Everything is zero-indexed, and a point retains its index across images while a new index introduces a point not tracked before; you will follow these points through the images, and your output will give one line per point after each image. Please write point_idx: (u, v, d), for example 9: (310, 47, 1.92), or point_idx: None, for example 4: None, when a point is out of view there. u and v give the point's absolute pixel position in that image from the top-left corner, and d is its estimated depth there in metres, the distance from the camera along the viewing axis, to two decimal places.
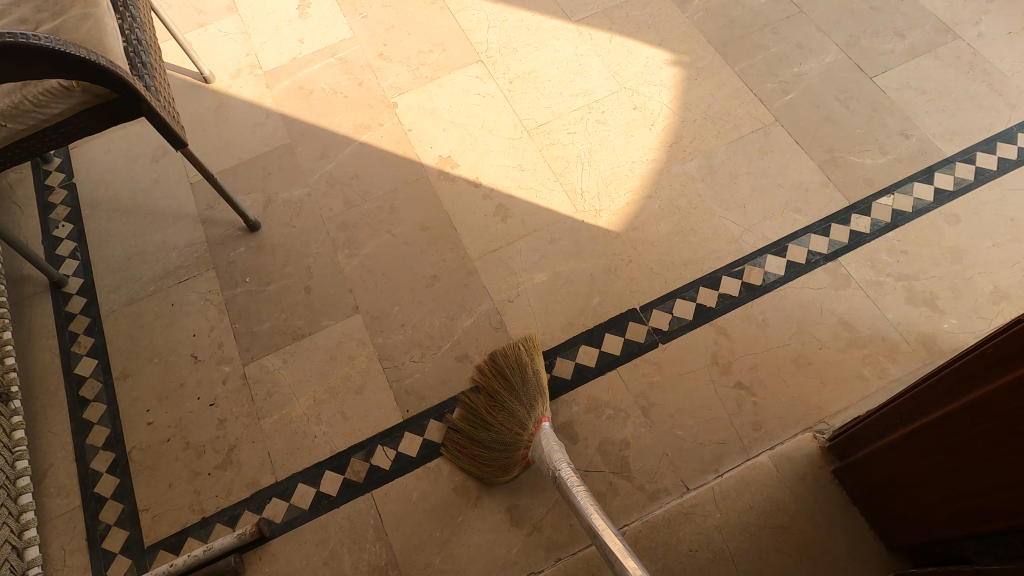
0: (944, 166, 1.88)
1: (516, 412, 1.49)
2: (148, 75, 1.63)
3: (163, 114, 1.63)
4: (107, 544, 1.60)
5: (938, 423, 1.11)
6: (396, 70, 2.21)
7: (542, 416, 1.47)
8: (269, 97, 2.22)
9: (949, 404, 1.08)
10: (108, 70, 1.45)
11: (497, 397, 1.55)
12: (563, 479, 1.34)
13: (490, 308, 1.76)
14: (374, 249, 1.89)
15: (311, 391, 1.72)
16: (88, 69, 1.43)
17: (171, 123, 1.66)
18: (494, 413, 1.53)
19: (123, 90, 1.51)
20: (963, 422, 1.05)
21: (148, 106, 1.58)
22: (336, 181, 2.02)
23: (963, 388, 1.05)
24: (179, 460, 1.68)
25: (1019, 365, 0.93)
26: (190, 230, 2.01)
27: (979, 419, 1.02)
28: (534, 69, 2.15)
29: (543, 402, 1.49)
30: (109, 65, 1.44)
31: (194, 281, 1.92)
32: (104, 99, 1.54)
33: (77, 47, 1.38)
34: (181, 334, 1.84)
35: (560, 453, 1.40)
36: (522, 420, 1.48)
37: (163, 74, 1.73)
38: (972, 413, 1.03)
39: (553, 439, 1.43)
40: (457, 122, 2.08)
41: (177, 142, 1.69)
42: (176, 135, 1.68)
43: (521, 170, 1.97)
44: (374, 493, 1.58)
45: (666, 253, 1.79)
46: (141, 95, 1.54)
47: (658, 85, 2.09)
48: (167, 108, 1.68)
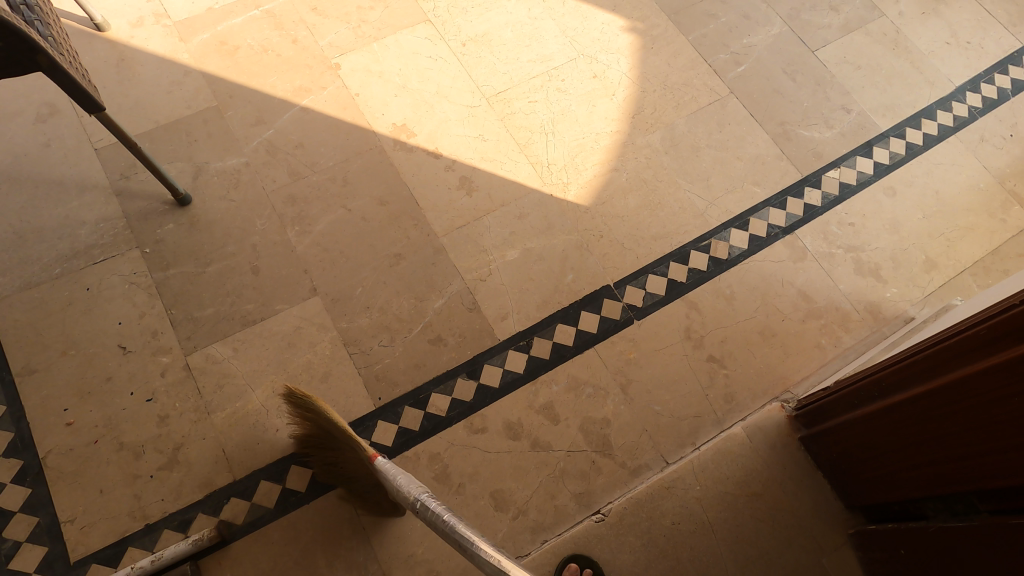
0: (881, 141, 2.00)
1: (361, 466, 1.37)
2: (39, 22, 1.37)
3: (71, 73, 1.37)
4: (15, 564, 1.40)
5: (918, 397, 1.18)
6: (334, 27, 2.01)
7: (373, 452, 1.32)
8: (185, 52, 1.95)
9: (930, 382, 1.16)
10: (3, 20, 1.19)
11: (312, 430, 1.41)
12: (423, 506, 1.17)
13: (462, 288, 1.69)
14: (328, 226, 1.74)
15: (268, 382, 1.57)
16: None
17: (84, 85, 1.41)
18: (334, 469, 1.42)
19: (20, 42, 1.26)
20: (943, 397, 1.12)
21: (51, 62, 1.32)
22: (277, 150, 1.84)
23: (947, 367, 1.12)
24: (112, 462, 1.49)
25: (1004, 348, 1.00)
26: (102, 202, 1.75)
27: (957, 396, 1.09)
28: (488, 32, 2.04)
29: (361, 441, 1.32)
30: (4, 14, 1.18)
31: (113, 261, 1.69)
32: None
33: None
34: (104, 323, 1.62)
35: (420, 486, 1.22)
36: (363, 464, 1.36)
37: (57, 21, 1.46)
38: (952, 389, 1.10)
39: (403, 473, 1.27)
40: (409, 87, 1.94)
41: (92, 106, 1.45)
42: (91, 99, 1.43)
43: (483, 140, 1.87)
44: (347, 487, 1.49)
45: (635, 227, 1.78)
46: (42, 49, 1.29)
47: (616, 53, 2.05)
48: (74, 65, 1.42)
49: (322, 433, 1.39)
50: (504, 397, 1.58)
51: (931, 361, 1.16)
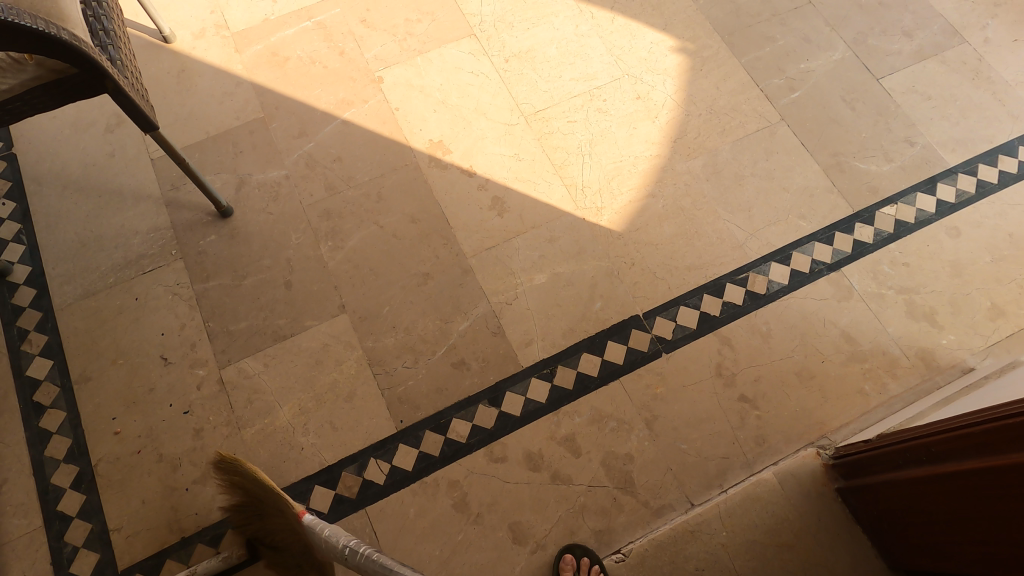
0: (947, 176, 1.88)
1: (281, 517, 1.30)
2: (113, 46, 1.42)
3: (132, 95, 1.41)
4: (75, 568, 1.47)
5: (974, 474, 1.09)
6: (381, 40, 2.01)
7: (300, 509, 1.24)
8: (239, 63, 1.98)
9: (987, 458, 1.07)
10: (70, 45, 1.24)
11: (243, 496, 1.37)
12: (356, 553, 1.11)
13: (487, 311, 1.68)
14: (360, 242, 1.76)
15: (296, 399, 1.60)
16: (44, 44, 1.21)
17: (140, 105, 1.44)
18: (251, 513, 1.38)
19: (87, 67, 1.30)
20: (1003, 477, 1.03)
21: (115, 85, 1.36)
22: (315, 163, 1.85)
23: (1007, 447, 1.03)
24: (152, 473, 1.54)
25: None
26: (153, 213, 1.81)
27: (1016, 479, 1.00)
28: (532, 48, 2.01)
29: (289, 498, 1.25)
30: (71, 40, 1.23)
31: (160, 272, 1.74)
32: (61, 73, 1.33)
33: (34, 18, 1.17)
34: (148, 333, 1.67)
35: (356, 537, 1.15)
36: (289, 521, 1.29)
37: (128, 46, 1.52)
38: (1010, 471, 1.02)
39: (331, 526, 1.20)
40: (449, 102, 1.93)
41: (148, 127, 1.48)
42: (146, 119, 1.46)
43: (519, 160, 1.86)
44: (368, 510, 1.50)
45: (670, 257, 1.77)
46: (106, 72, 1.33)
47: (662, 74, 2.00)
48: (136, 88, 1.46)
49: (252, 496, 1.36)
50: (525, 426, 1.57)
51: (990, 437, 1.07)
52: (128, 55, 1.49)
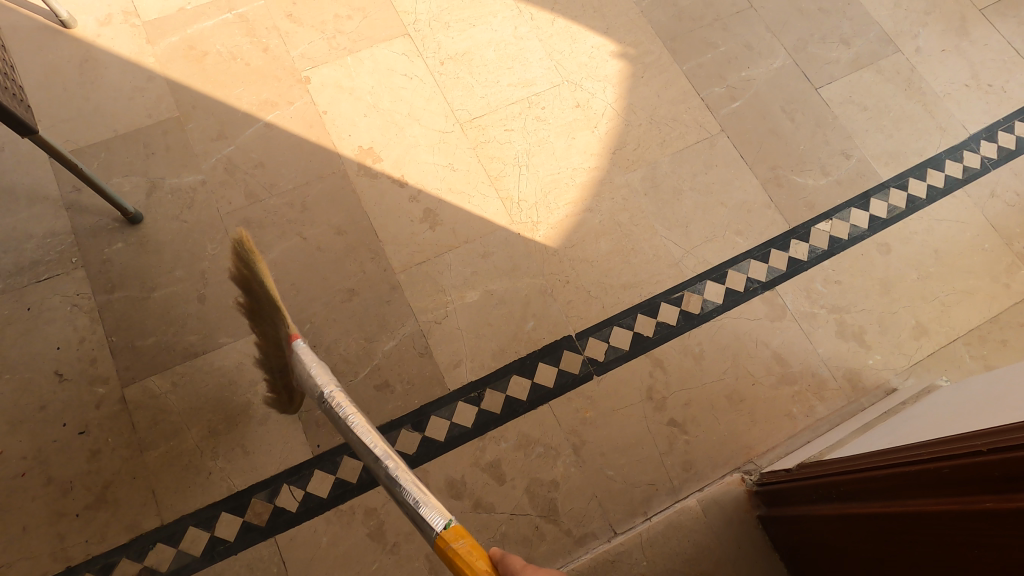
0: (880, 191, 1.87)
1: (278, 352, 1.23)
2: None
3: (2, 97, 1.21)
4: None
5: (877, 516, 1.07)
6: (308, 36, 1.90)
7: (292, 332, 1.15)
8: (151, 55, 1.85)
9: (891, 502, 1.05)
10: None
11: (248, 297, 1.21)
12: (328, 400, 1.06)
13: (414, 330, 1.63)
14: (280, 255, 1.67)
15: (205, 420, 1.50)
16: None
17: (15, 108, 1.25)
18: (270, 341, 1.23)
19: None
20: (904, 523, 1.01)
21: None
22: (236, 168, 1.74)
23: (909, 493, 1.02)
24: (37, 498, 1.41)
25: (973, 493, 0.90)
26: (51, 216, 1.66)
27: (917, 527, 0.99)
28: (468, 51, 1.92)
29: (286, 318, 1.15)
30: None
31: (56, 281, 1.59)
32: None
33: None
34: (42, 346, 1.53)
35: (333, 378, 1.10)
36: (284, 356, 1.22)
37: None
38: (912, 519, 1.00)
39: (320, 363, 1.13)
40: (380, 106, 1.83)
41: (26, 130, 1.29)
42: (23, 122, 1.27)
43: (453, 170, 1.79)
44: (278, 539, 1.42)
45: (605, 275, 1.72)
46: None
47: (603, 81, 1.94)
48: (6, 85, 1.26)
49: (257, 310, 1.20)
50: (448, 452, 1.52)
51: (894, 480, 1.05)
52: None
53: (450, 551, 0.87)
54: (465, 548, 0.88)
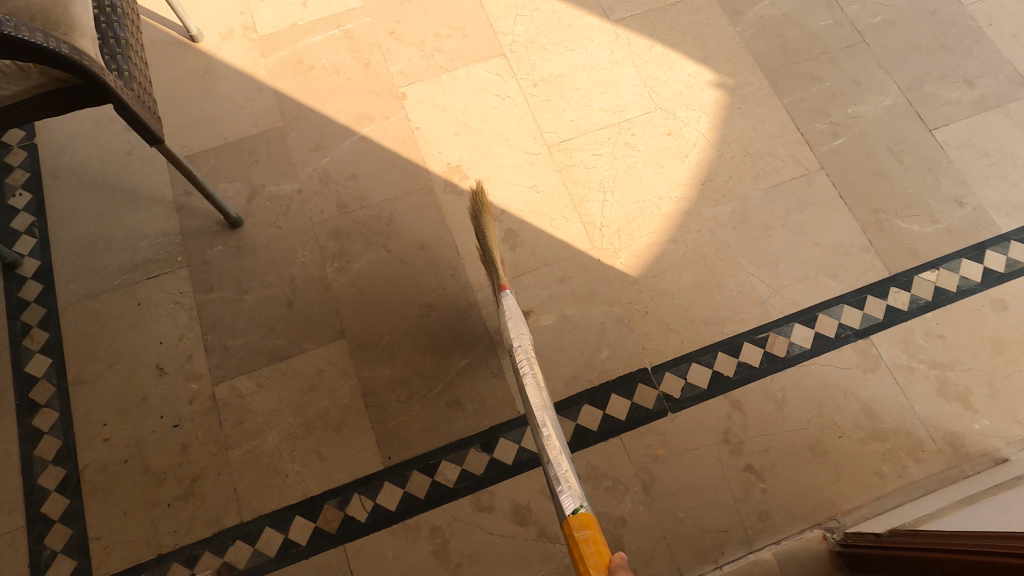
0: (997, 243, 1.73)
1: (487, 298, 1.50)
2: (123, 56, 1.33)
3: (135, 108, 1.31)
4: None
5: None
6: (408, 54, 1.95)
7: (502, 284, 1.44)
8: (263, 68, 1.95)
9: None
10: (79, 65, 1.19)
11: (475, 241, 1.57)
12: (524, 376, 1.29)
13: (490, 350, 1.64)
14: (366, 265, 1.72)
15: (286, 423, 1.56)
16: (45, 56, 1.16)
17: (148, 119, 1.36)
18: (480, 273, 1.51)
19: (87, 79, 1.22)
20: None
21: (117, 99, 1.27)
22: (330, 179, 1.81)
23: None
24: (134, 484, 1.53)
25: None
26: (163, 217, 1.80)
27: None
28: (562, 73, 1.94)
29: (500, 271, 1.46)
30: (73, 54, 1.17)
31: (164, 279, 1.72)
32: (64, 82, 1.25)
33: (43, 36, 1.13)
34: (147, 340, 1.65)
35: (529, 351, 1.33)
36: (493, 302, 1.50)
37: (142, 55, 1.41)
38: None
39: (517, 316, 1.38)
40: (471, 125, 1.87)
41: (153, 139, 1.39)
42: (151, 132, 1.37)
43: (537, 192, 1.81)
44: (346, 548, 1.46)
45: (685, 309, 1.69)
46: (107, 84, 1.24)
47: (697, 110, 1.90)
48: (143, 99, 1.37)
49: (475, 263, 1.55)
50: (515, 475, 1.52)
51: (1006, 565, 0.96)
52: (141, 67, 1.39)
53: (573, 538, 1.08)
54: (586, 539, 1.07)
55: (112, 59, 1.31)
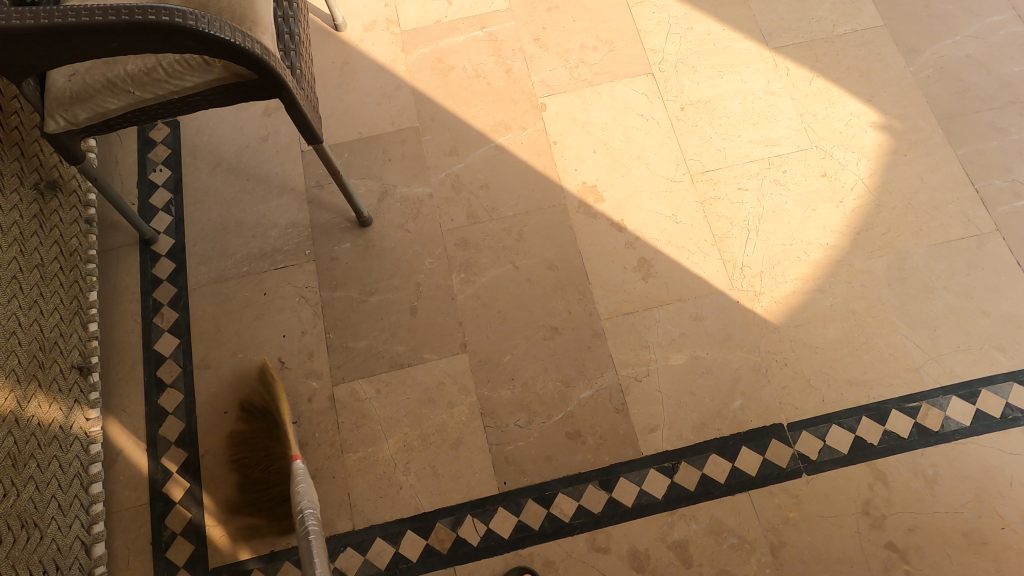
0: None
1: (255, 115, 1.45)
2: (295, 54, 1.37)
3: (304, 108, 1.33)
4: (171, 555, 1.54)
5: None
6: (551, 63, 1.91)
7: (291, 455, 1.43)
8: (403, 64, 1.93)
9: None
10: (262, 60, 1.21)
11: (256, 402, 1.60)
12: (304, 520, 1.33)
13: (613, 383, 1.58)
14: (493, 279, 1.67)
15: (402, 434, 1.56)
16: (233, 54, 1.18)
17: (312, 118, 1.37)
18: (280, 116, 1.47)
19: (268, 77, 1.25)
20: None
21: (289, 96, 1.30)
22: (462, 187, 1.77)
23: None
24: (251, 478, 1.56)
25: None
26: (293, 208, 1.78)
27: None
28: (712, 99, 1.88)
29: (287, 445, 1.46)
30: (263, 54, 1.21)
31: (290, 271, 1.72)
32: (243, 77, 1.27)
33: (234, 31, 1.15)
34: (270, 332, 1.67)
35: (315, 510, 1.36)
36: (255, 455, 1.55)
37: (309, 49, 1.45)
38: None
39: (306, 479, 1.38)
40: (611, 144, 1.81)
41: (312, 138, 1.39)
42: (312, 131, 1.37)
43: (675, 223, 1.73)
44: (457, 570, 1.46)
45: (828, 366, 1.61)
46: (285, 83, 1.27)
47: (857, 153, 1.81)
48: (310, 97, 1.39)
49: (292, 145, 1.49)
50: (634, 519, 1.48)
51: None
52: (310, 61, 1.42)
53: None
54: None
55: (287, 55, 1.36)
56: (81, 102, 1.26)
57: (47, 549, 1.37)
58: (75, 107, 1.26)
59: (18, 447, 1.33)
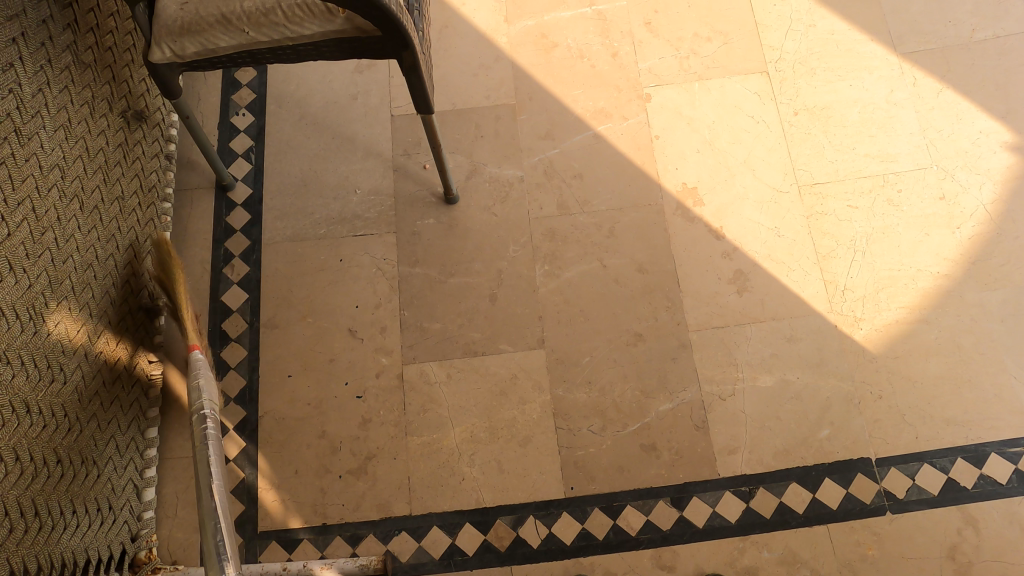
0: None
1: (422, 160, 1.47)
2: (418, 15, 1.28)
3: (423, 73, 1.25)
4: None
5: None
6: (660, 51, 1.79)
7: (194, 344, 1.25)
8: (504, 35, 1.83)
9: None
10: (394, 18, 1.12)
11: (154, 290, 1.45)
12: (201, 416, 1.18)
13: (695, 399, 1.51)
14: (578, 276, 1.61)
15: (470, 424, 1.51)
16: (367, 7, 1.09)
17: (428, 86, 1.29)
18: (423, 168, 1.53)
19: (394, 35, 1.16)
20: None
21: (412, 59, 1.21)
22: (554, 174, 1.69)
23: None
24: (310, 447, 1.52)
25: None
26: (378, 173, 1.71)
27: None
28: (829, 105, 1.71)
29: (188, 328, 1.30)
30: (397, 11, 1.12)
31: (369, 239, 1.65)
32: (365, 33, 1.18)
33: None
34: (344, 301, 1.61)
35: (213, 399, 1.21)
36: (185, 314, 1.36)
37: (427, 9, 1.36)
38: None
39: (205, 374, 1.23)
40: (716, 145, 1.69)
41: (425, 108, 1.31)
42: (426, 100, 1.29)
43: (777, 236, 1.61)
44: (514, 570, 1.42)
45: (927, 401, 1.49)
46: (410, 43, 1.19)
47: (984, 176, 1.63)
48: (427, 62, 1.31)
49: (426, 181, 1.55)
50: (702, 541, 1.43)
51: None
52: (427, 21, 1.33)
53: None
54: None
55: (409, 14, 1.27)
56: (190, 35, 1.18)
57: (102, 488, 1.33)
58: (184, 39, 1.18)
59: (84, 384, 1.28)
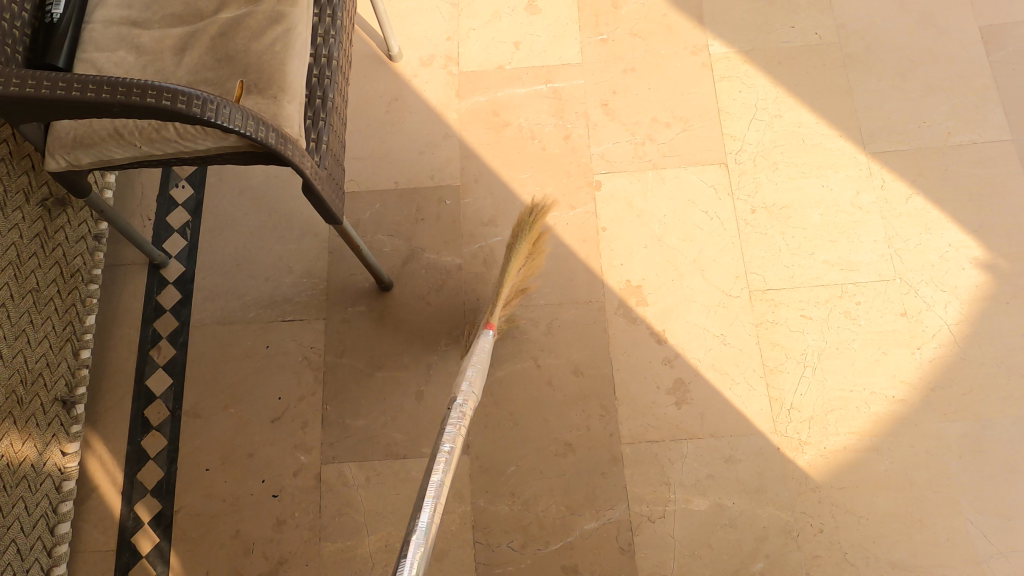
0: None
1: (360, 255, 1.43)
2: (325, 128, 1.23)
3: (322, 190, 1.18)
4: None
5: None
6: (615, 135, 1.70)
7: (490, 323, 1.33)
8: (454, 111, 1.76)
9: None
10: (277, 149, 1.09)
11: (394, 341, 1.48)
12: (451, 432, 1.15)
13: (622, 519, 1.43)
14: (509, 376, 1.53)
15: (385, 532, 1.45)
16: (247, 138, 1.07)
17: (331, 201, 1.23)
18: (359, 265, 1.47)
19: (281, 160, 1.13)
20: None
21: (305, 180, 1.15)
22: (494, 264, 1.61)
23: None
24: (223, 546, 1.47)
25: None
26: (314, 256, 1.65)
27: None
28: (790, 203, 1.62)
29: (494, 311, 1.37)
30: (279, 144, 1.08)
31: (299, 326, 1.60)
32: (257, 149, 1.16)
33: (246, 120, 1.04)
34: (266, 392, 1.56)
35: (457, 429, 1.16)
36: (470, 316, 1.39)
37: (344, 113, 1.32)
38: None
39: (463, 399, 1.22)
40: (666, 241, 1.61)
41: (330, 218, 1.26)
42: (332, 212, 1.24)
43: (724, 344, 1.53)
44: None
45: (872, 538, 1.40)
46: (299, 169, 1.13)
47: (950, 293, 1.53)
48: (333, 174, 1.25)
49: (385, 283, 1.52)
50: None
51: None
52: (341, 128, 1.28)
53: None
54: None
55: (315, 123, 1.22)
56: (83, 147, 1.16)
57: None
58: (77, 151, 1.16)
59: None
